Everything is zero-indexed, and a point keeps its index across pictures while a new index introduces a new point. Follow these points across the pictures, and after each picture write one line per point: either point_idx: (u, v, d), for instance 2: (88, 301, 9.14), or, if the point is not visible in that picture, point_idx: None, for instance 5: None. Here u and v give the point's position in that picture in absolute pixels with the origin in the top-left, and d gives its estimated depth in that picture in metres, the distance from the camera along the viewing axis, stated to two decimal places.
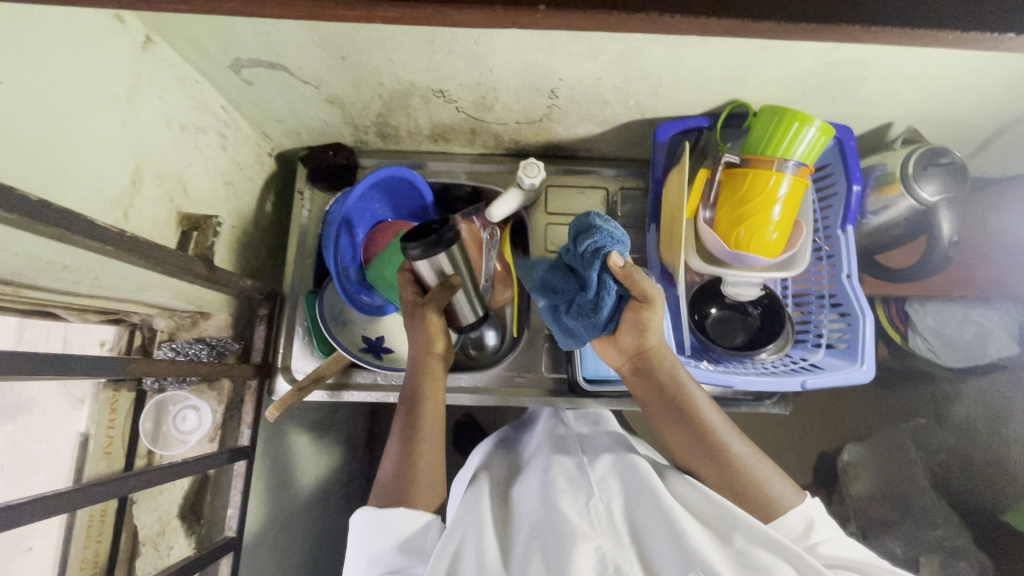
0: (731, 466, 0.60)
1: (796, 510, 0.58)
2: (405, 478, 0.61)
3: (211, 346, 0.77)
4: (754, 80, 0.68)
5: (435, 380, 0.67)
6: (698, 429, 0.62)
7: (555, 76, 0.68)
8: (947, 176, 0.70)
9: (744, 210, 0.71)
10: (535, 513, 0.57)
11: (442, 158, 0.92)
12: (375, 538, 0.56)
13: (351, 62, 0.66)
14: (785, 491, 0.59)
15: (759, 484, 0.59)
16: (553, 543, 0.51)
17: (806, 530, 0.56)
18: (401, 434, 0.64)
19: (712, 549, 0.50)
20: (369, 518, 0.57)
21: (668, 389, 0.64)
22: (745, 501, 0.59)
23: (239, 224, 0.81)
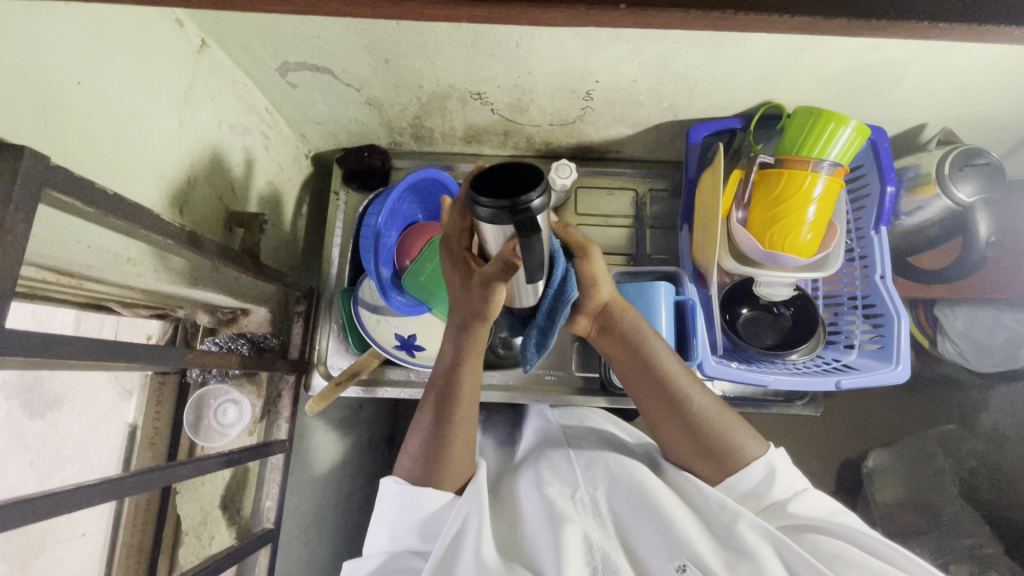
0: (699, 424, 0.61)
1: (758, 458, 0.59)
2: (436, 460, 0.60)
3: (252, 341, 0.80)
4: (789, 80, 0.69)
5: (476, 365, 0.63)
6: (664, 385, 0.62)
7: (592, 78, 0.70)
8: (982, 177, 0.70)
9: (779, 210, 0.71)
10: (527, 500, 0.60)
11: (473, 160, 0.94)
12: (397, 513, 0.58)
13: (393, 65, 0.68)
14: (749, 438, 0.61)
15: (724, 438, 0.60)
16: (545, 534, 0.54)
17: (768, 480, 0.58)
18: (434, 411, 0.62)
19: (699, 535, 0.53)
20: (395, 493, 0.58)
21: (632, 343, 0.64)
22: (711, 456, 0.60)
23: (279, 223, 0.83)
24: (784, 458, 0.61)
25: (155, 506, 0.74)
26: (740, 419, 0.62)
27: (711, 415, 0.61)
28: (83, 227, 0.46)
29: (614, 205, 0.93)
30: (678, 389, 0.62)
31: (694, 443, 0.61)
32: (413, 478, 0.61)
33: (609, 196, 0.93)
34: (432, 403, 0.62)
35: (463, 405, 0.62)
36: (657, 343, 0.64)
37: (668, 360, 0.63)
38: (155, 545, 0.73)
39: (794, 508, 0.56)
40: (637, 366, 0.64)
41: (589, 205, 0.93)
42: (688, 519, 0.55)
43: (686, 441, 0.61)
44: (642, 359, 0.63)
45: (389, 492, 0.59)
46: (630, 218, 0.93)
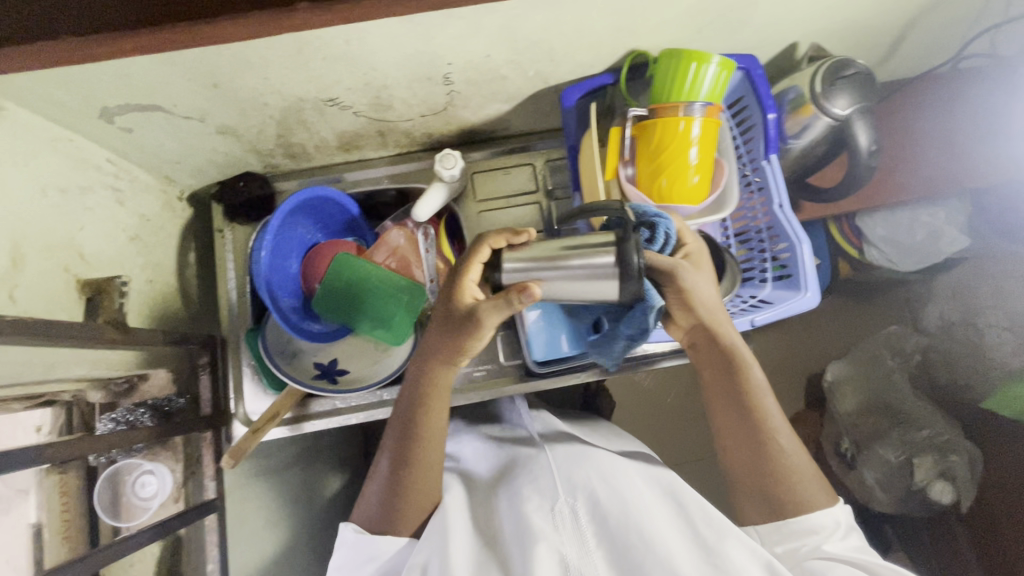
0: (772, 456, 0.60)
1: (823, 510, 0.59)
2: (398, 497, 0.62)
3: (155, 408, 0.74)
4: (646, 25, 0.66)
5: (438, 405, 0.65)
6: (747, 413, 0.62)
7: (443, 62, 0.65)
8: (857, 86, 0.69)
9: (662, 161, 0.68)
10: (507, 516, 0.60)
11: (358, 166, 0.89)
12: (357, 558, 0.60)
13: (225, 88, 0.63)
14: (822, 489, 0.60)
15: (790, 482, 0.60)
16: (519, 554, 0.55)
17: (830, 532, 0.58)
18: (397, 448, 0.63)
19: (680, 551, 0.55)
20: (354, 538, 0.60)
21: (727, 362, 0.63)
22: (775, 496, 0.60)
23: (159, 277, 0.78)
24: (846, 512, 0.60)
25: None
26: (817, 471, 0.61)
27: (787, 457, 0.60)
28: None
29: (513, 184, 0.90)
30: (759, 421, 0.62)
31: (756, 480, 0.61)
32: (374, 517, 0.62)
33: (506, 175, 0.90)
34: (393, 435, 0.65)
35: (424, 444, 0.63)
36: (757, 371, 0.64)
37: (762, 391, 0.63)
38: None
39: (830, 547, 0.57)
40: (726, 387, 0.64)
41: (487, 190, 0.90)
42: (670, 531, 0.57)
43: (747, 467, 0.62)
44: (734, 381, 0.63)
45: (346, 541, 0.61)
46: (531, 194, 0.90)
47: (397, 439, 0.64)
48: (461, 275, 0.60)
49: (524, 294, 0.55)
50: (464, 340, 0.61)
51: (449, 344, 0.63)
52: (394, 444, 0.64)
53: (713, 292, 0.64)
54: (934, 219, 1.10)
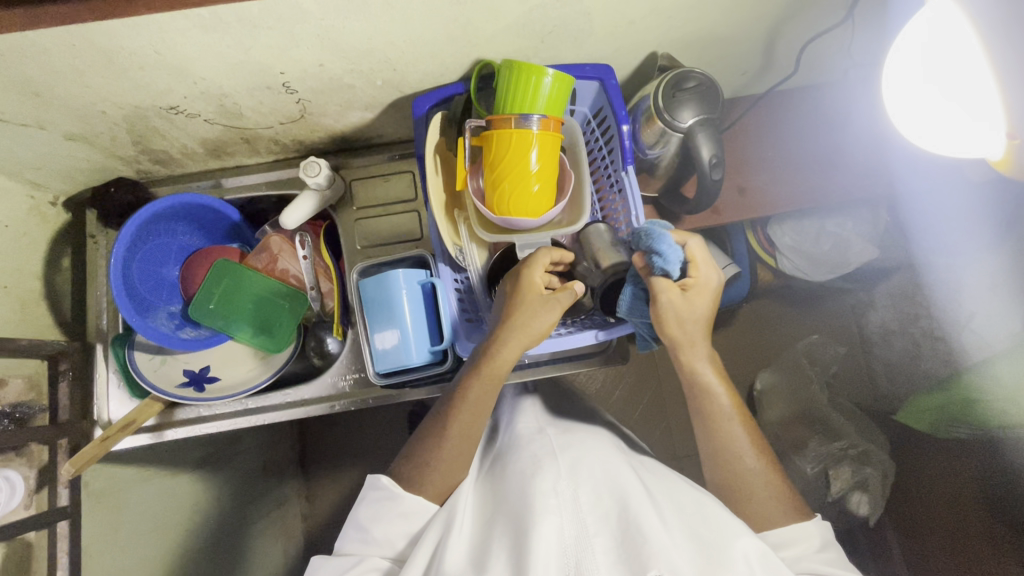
0: (740, 470, 0.67)
1: (783, 526, 0.64)
2: (428, 461, 0.68)
3: (7, 415, 0.72)
4: (478, 34, 0.65)
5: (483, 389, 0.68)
6: (721, 430, 0.69)
7: (275, 70, 0.65)
8: (699, 98, 0.68)
9: (499, 171, 0.68)
10: (517, 493, 0.64)
11: (237, 172, 0.89)
12: (380, 505, 0.65)
13: (50, 95, 0.63)
14: (790, 505, 0.65)
15: (755, 501, 0.66)
16: (519, 528, 0.58)
17: (782, 544, 0.63)
18: (442, 414, 0.70)
19: (682, 544, 0.57)
20: (385, 488, 0.66)
21: (692, 390, 0.71)
22: (749, 510, 0.66)
23: (20, 281, 0.77)
24: (823, 526, 0.64)
25: None
26: (782, 490, 0.66)
27: (749, 471, 0.67)
28: None
29: (392, 191, 0.90)
30: (728, 441, 0.68)
31: (732, 496, 0.67)
32: (405, 475, 0.68)
33: (385, 182, 0.90)
34: (444, 404, 0.71)
35: (465, 420, 0.69)
36: (722, 399, 0.70)
37: (735, 424, 0.69)
38: None
39: (809, 559, 0.61)
40: (694, 407, 0.71)
41: (366, 197, 0.90)
42: (672, 524, 0.59)
43: (732, 480, 0.67)
44: (700, 405, 0.70)
45: (376, 488, 0.66)
46: (409, 202, 0.90)
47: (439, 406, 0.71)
48: (528, 264, 0.69)
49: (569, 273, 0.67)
50: (524, 326, 0.67)
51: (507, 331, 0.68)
52: (443, 410, 0.70)
53: (699, 315, 0.69)
54: (841, 229, 1.10)
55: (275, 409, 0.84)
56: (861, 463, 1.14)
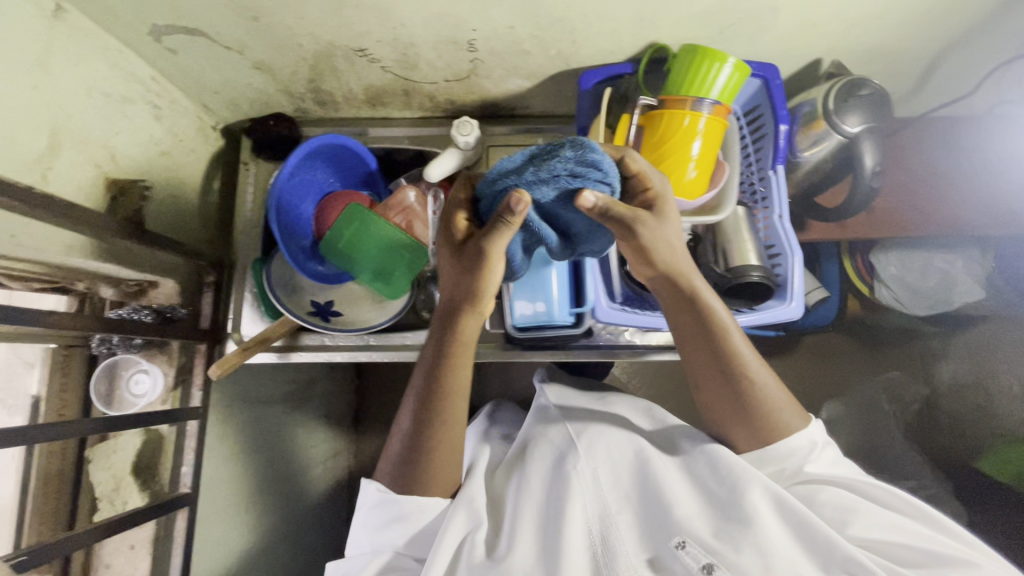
0: (747, 390, 0.62)
1: (800, 433, 0.62)
2: (419, 459, 0.63)
3: (157, 313, 0.78)
4: (665, 18, 0.68)
5: (459, 363, 0.64)
6: (722, 356, 0.62)
7: (468, 27, 0.69)
8: (869, 107, 0.70)
9: (663, 151, 0.70)
10: (535, 481, 0.68)
11: (383, 124, 0.94)
12: (381, 511, 0.62)
13: (265, 23, 0.68)
14: (796, 410, 0.63)
15: (768, 412, 0.62)
16: (552, 516, 0.63)
17: (807, 452, 0.62)
18: (417, 407, 0.64)
19: (697, 516, 0.61)
20: (380, 495, 0.63)
21: (688, 305, 0.62)
22: (752, 424, 0.63)
23: (183, 193, 0.83)
24: (821, 428, 0.64)
25: (68, 478, 0.73)
26: (786, 395, 0.63)
27: (761, 390, 0.62)
28: None
29: None
30: (734, 353, 0.62)
31: (734, 411, 0.63)
32: (395, 477, 0.64)
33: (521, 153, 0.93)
34: (414, 397, 0.64)
35: (446, 406, 0.63)
36: (722, 313, 0.63)
37: (733, 335, 0.63)
38: (71, 517, 0.73)
39: (812, 467, 0.61)
40: (694, 330, 0.63)
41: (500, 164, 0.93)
42: (688, 505, 0.62)
43: (729, 404, 0.63)
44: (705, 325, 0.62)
45: (372, 496, 0.63)
46: None
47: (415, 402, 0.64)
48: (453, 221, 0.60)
49: (513, 204, 0.52)
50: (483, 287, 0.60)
51: (470, 296, 0.62)
52: (416, 401, 0.64)
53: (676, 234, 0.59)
54: (949, 266, 1.09)
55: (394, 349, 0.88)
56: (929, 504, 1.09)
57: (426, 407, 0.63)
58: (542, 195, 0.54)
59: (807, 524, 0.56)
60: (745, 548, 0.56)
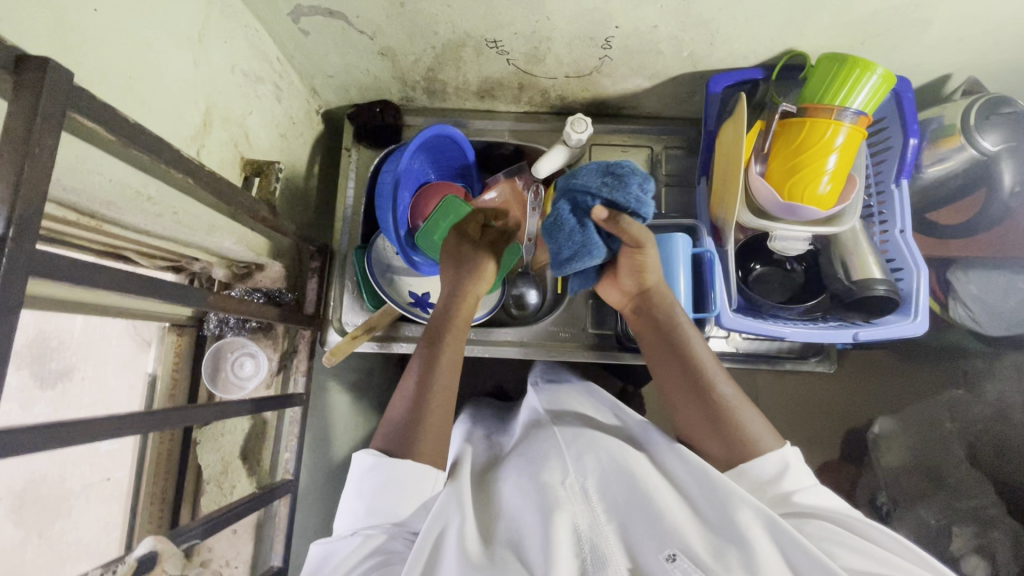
0: (716, 403, 0.59)
1: (773, 451, 0.57)
2: (413, 425, 0.59)
3: (265, 295, 0.81)
4: (816, 25, 0.67)
5: (455, 338, 0.67)
6: (687, 366, 0.62)
7: (612, 23, 0.68)
8: (1009, 125, 0.70)
9: (799, 160, 0.69)
10: (506, 491, 0.60)
11: (485, 116, 0.93)
12: (379, 481, 0.55)
13: (409, 9, 0.67)
14: (772, 431, 0.59)
15: (739, 425, 0.58)
16: (536, 522, 0.54)
17: (781, 476, 0.56)
18: (418, 371, 0.63)
19: (688, 526, 0.53)
20: (375, 462, 0.56)
21: (663, 323, 0.64)
22: (722, 437, 0.58)
23: (291, 177, 0.82)
24: (795, 454, 0.58)
25: (176, 455, 0.75)
26: (762, 415, 0.60)
27: (729, 403, 0.59)
28: (107, 161, 0.45)
29: (628, 162, 0.92)
30: (693, 362, 0.62)
31: (706, 425, 0.59)
32: (388, 443, 0.59)
33: (624, 153, 0.92)
34: (416, 364, 0.64)
35: (443, 374, 0.63)
36: (689, 329, 0.64)
37: (698, 348, 0.63)
38: (177, 494, 0.74)
39: (800, 497, 0.55)
40: (659, 343, 0.64)
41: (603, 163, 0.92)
42: (678, 514, 0.54)
43: (698, 416, 0.60)
44: (667, 336, 0.64)
45: (366, 463, 0.56)
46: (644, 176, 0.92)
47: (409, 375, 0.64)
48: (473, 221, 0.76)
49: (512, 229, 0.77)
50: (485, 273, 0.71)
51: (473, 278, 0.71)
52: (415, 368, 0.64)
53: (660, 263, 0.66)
54: None
55: (495, 346, 0.87)
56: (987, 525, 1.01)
57: (424, 381, 0.62)
58: (624, 196, 0.62)
59: (799, 550, 0.49)
60: (734, 566, 0.49)
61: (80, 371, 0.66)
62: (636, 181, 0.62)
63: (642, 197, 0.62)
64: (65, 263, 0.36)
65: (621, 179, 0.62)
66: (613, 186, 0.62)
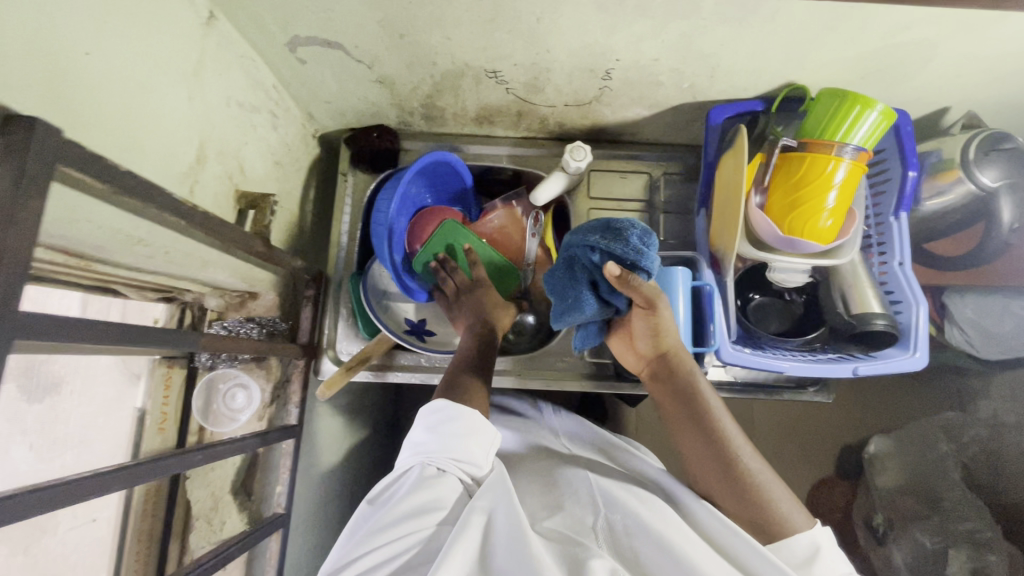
0: (745, 478, 0.59)
1: (802, 533, 0.57)
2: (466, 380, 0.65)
3: (261, 325, 0.78)
4: (816, 61, 0.67)
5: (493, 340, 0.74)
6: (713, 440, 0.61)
7: (612, 56, 0.68)
8: (1008, 161, 0.70)
9: (799, 195, 0.69)
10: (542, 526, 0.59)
11: (483, 141, 0.92)
12: (442, 438, 0.57)
13: (408, 41, 0.66)
14: (801, 508, 0.59)
15: (768, 503, 0.58)
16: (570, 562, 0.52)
17: (812, 558, 0.56)
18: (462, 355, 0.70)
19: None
20: (445, 408, 0.59)
21: (686, 394, 0.64)
22: (750, 514, 0.58)
23: (286, 204, 0.81)
24: (826, 535, 0.58)
25: (164, 496, 0.70)
26: (791, 491, 0.60)
27: (758, 479, 0.59)
28: (97, 207, 0.43)
29: (627, 188, 0.92)
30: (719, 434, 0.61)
31: (733, 501, 0.59)
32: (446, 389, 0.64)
33: (622, 179, 0.92)
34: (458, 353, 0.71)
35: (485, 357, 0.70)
36: (713, 400, 0.64)
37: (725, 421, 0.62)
38: (164, 532, 0.70)
39: None
40: (685, 414, 0.64)
41: (601, 189, 0.92)
42: (709, 566, 0.52)
43: (724, 491, 0.60)
44: (691, 405, 0.64)
45: (436, 410, 0.59)
46: (643, 202, 0.92)
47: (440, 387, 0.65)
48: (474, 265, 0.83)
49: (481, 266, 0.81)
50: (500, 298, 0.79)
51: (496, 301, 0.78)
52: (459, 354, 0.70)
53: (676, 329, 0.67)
54: None
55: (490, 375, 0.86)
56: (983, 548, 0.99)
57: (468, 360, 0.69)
58: (619, 251, 0.61)
59: None
60: None
61: (65, 389, 0.65)
62: (633, 235, 0.61)
63: (643, 253, 0.61)
64: (51, 323, 0.35)
65: (619, 234, 0.62)
66: (611, 240, 0.61)
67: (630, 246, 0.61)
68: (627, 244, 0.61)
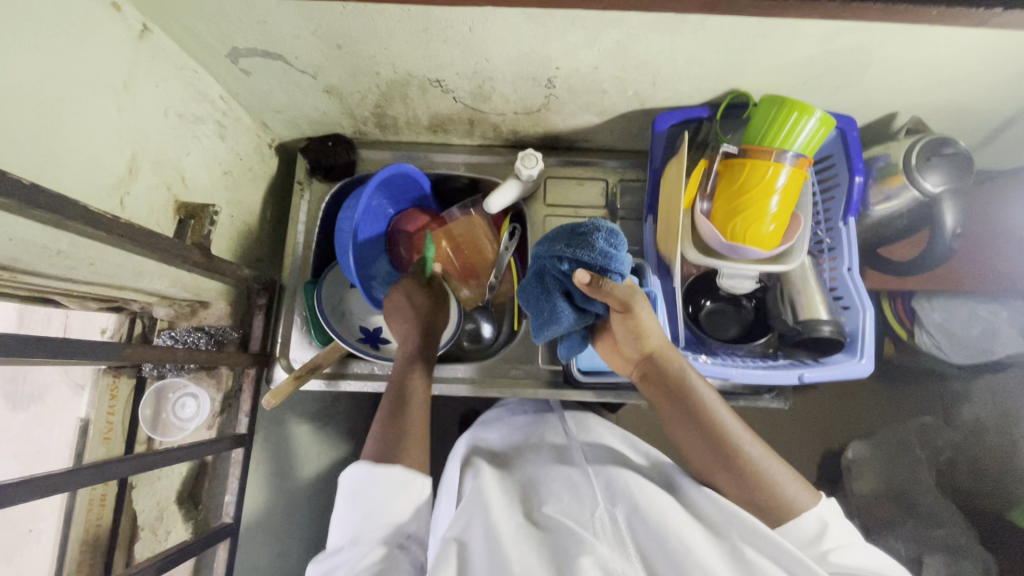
0: (746, 465, 0.58)
1: (810, 511, 0.56)
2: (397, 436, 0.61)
3: (209, 334, 0.77)
4: (755, 68, 0.67)
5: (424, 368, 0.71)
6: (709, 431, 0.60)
7: (551, 65, 0.68)
8: (951, 167, 0.69)
9: (740, 202, 0.69)
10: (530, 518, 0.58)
11: (440, 149, 0.92)
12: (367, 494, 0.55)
13: (347, 51, 0.66)
14: (805, 484, 0.59)
15: (773, 487, 0.57)
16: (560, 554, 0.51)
17: (820, 535, 0.55)
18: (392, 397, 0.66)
19: (717, 561, 0.50)
20: (361, 472, 0.56)
21: (676, 388, 0.63)
22: (754, 499, 0.57)
23: (239, 214, 0.81)
24: (832, 509, 0.58)
25: (110, 504, 0.70)
26: (792, 470, 0.59)
27: (759, 464, 0.58)
28: (4, 219, 0.44)
29: (584, 195, 0.92)
30: (713, 424, 0.60)
31: (736, 490, 0.58)
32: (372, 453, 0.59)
33: (580, 186, 0.92)
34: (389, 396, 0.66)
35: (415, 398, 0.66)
36: (705, 390, 0.63)
37: (719, 409, 0.61)
38: (109, 542, 0.70)
39: (835, 556, 0.54)
40: (679, 408, 0.63)
41: (558, 196, 0.92)
42: (704, 549, 0.51)
43: (727, 480, 0.59)
44: (682, 399, 0.62)
45: (355, 473, 0.57)
46: (600, 209, 0.92)
47: (379, 436, 0.62)
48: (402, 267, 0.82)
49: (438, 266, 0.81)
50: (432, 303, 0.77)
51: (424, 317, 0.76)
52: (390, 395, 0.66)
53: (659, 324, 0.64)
54: None
55: (444, 383, 0.85)
56: (957, 555, 0.97)
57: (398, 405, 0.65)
58: (591, 256, 0.60)
59: None
60: None
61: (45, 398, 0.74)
62: (601, 237, 0.60)
63: (613, 256, 0.60)
64: None
65: (586, 239, 0.61)
66: (578, 247, 0.61)
67: (599, 250, 0.60)
68: (593, 248, 0.60)
